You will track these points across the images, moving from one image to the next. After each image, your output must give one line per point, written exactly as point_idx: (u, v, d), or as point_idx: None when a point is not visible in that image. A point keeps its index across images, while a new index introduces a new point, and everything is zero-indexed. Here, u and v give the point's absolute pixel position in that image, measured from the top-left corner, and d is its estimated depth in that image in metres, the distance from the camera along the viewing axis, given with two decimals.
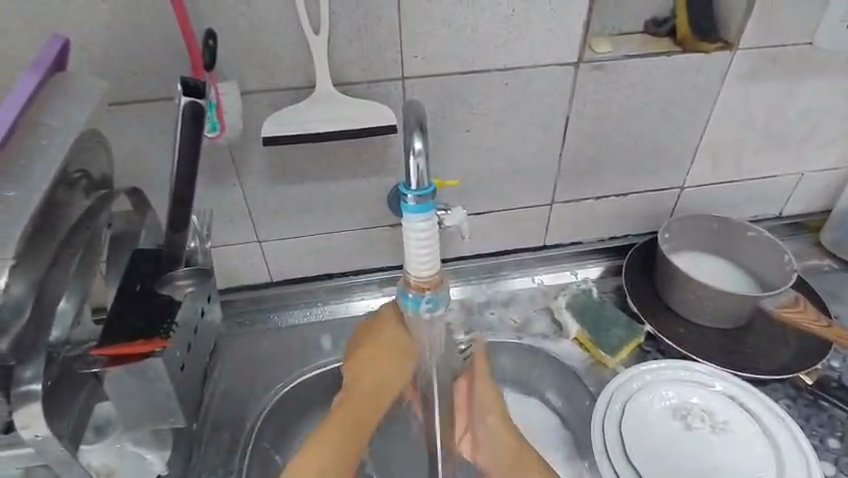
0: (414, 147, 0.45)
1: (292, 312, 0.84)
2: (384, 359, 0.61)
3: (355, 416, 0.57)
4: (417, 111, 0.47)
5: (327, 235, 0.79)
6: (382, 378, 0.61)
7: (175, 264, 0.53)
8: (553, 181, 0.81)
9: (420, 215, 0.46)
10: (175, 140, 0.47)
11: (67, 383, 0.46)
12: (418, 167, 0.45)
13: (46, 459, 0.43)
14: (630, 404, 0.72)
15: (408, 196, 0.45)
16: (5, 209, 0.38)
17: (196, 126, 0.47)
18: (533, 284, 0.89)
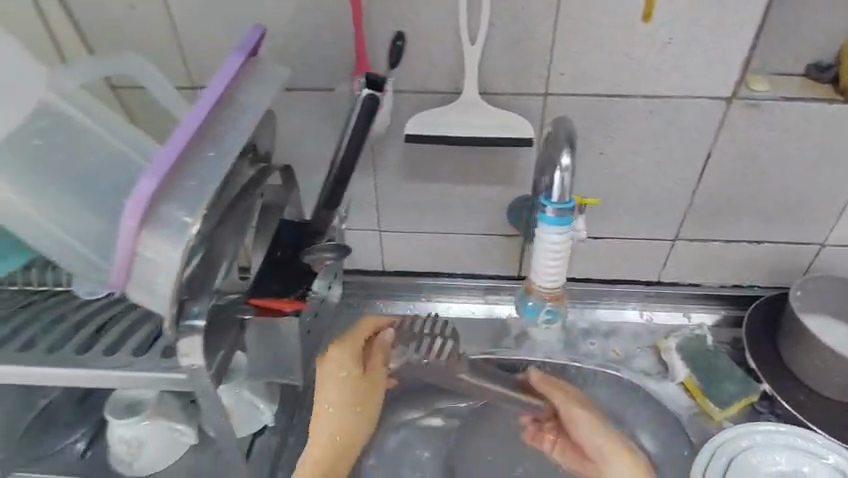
0: (562, 163, 0.49)
1: (398, 303, 0.87)
2: (347, 399, 0.73)
3: (339, 448, 0.72)
4: (567, 126, 0.50)
5: (442, 236, 0.82)
6: (346, 419, 0.73)
7: (316, 238, 0.61)
8: (680, 217, 0.78)
9: (557, 227, 0.55)
10: (349, 126, 0.56)
11: (216, 326, 0.50)
12: (561, 180, 0.50)
13: (194, 388, 0.48)
14: (735, 462, 0.67)
15: (549, 208, 0.51)
16: (201, 169, 0.43)
17: (369, 117, 0.55)
18: (639, 320, 0.86)
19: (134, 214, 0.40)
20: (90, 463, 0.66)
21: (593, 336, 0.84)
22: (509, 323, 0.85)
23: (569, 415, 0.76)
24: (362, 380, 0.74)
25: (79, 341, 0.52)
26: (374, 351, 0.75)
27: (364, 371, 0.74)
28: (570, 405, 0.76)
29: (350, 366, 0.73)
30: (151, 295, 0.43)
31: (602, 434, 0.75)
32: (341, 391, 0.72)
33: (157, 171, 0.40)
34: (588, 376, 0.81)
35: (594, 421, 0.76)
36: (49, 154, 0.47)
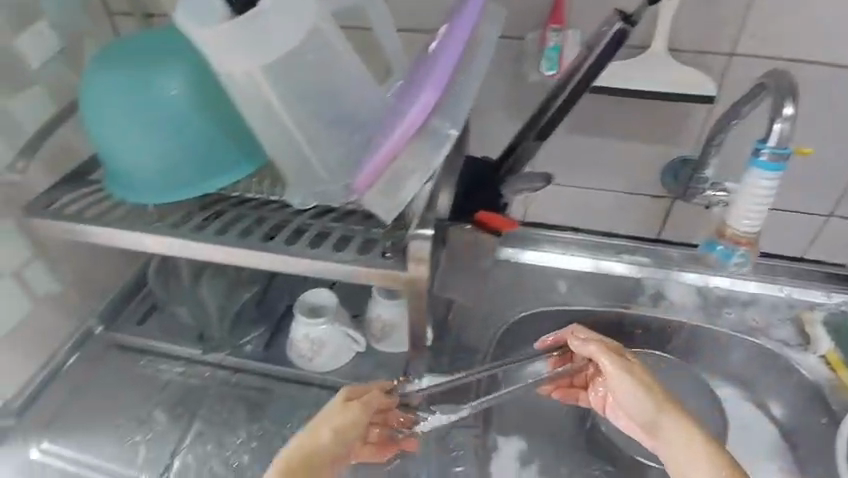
0: (785, 112, 0.53)
1: (535, 253, 0.87)
2: (327, 431, 0.53)
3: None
4: (789, 77, 0.54)
5: (590, 191, 0.85)
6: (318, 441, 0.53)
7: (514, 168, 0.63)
8: (838, 191, 0.78)
9: (768, 171, 0.54)
10: (593, 52, 0.55)
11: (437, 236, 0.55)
12: (782, 130, 0.53)
13: (410, 287, 0.54)
14: None
15: (763, 151, 0.54)
16: (458, 88, 0.48)
17: (617, 48, 0.54)
18: (778, 294, 0.83)
19: (414, 122, 0.45)
20: (272, 356, 0.74)
21: (729, 304, 0.83)
22: (644, 283, 0.85)
23: (613, 379, 0.62)
24: (353, 422, 0.55)
25: (307, 239, 0.59)
26: (374, 391, 0.58)
27: (363, 411, 0.56)
28: (615, 366, 0.63)
29: (339, 406, 0.55)
30: (394, 196, 0.49)
31: (654, 402, 0.60)
32: (331, 415, 0.54)
33: (440, 85, 0.45)
34: (726, 342, 0.82)
35: (649, 387, 0.61)
36: (307, 72, 0.54)
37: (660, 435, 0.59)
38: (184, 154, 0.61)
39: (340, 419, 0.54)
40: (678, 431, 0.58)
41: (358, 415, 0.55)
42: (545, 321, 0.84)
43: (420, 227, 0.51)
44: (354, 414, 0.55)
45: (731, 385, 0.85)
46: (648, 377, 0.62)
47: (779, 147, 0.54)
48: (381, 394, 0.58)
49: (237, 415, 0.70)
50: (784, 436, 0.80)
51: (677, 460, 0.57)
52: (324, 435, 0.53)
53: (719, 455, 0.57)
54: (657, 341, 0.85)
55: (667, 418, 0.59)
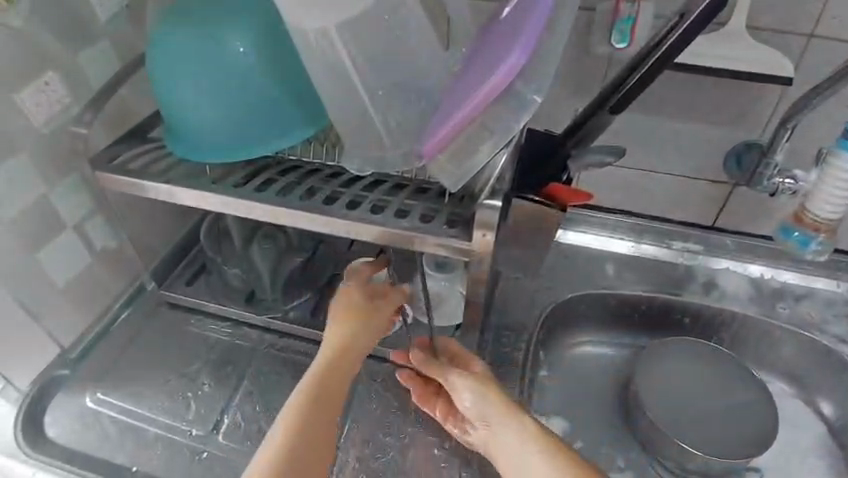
0: None
1: (582, 235, 0.87)
2: (349, 331, 0.59)
3: (330, 380, 0.56)
4: None
5: (645, 174, 0.82)
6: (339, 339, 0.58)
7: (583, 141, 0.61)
8: None
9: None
10: (685, 20, 0.52)
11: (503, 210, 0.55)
12: None
13: (471, 259, 0.54)
14: None
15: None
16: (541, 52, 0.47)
17: (712, 17, 0.52)
18: (835, 290, 0.81)
19: (499, 85, 0.44)
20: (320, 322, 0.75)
21: (784, 298, 0.81)
22: (697, 271, 0.84)
23: (454, 388, 0.58)
24: (369, 317, 0.61)
25: (368, 206, 0.59)
26: (387, 293, 0.63)
27: (377, 310, 0.61)
28: (455, 374, 0.58)
29: (352, 308, 0.60)
30: (466, 162, 0.48)
31: (495, 413, 0.54)
32: (349, 317, 0.60)
33: (528, 46, 0.44)
34: (778, 336, 0.80)
35: (490, 393, 0.56)
36: (381, 36, 0.54)
37: (501, 445, 0.54)
38: (250, 115, 0.61)
39: (358, 318, 0.60)
40: (519, 436, 0.53)
41: (373, 314, 0.61)
42: (591, 304, 0.83)
43: (490, 197, 0.50)
44: (369, 313, 0.61)
45: (779, 381, 0.82)
46: (494, 383, 0.57)
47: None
48: (393, 295, 0.63)
49: (285, 378, 0.71)
50: (831, 434, 0.76)
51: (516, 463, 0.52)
52: (344, 334, 0.59)
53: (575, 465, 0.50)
54: (707, 330, 0.83)
55: (505, 425, 0.54)
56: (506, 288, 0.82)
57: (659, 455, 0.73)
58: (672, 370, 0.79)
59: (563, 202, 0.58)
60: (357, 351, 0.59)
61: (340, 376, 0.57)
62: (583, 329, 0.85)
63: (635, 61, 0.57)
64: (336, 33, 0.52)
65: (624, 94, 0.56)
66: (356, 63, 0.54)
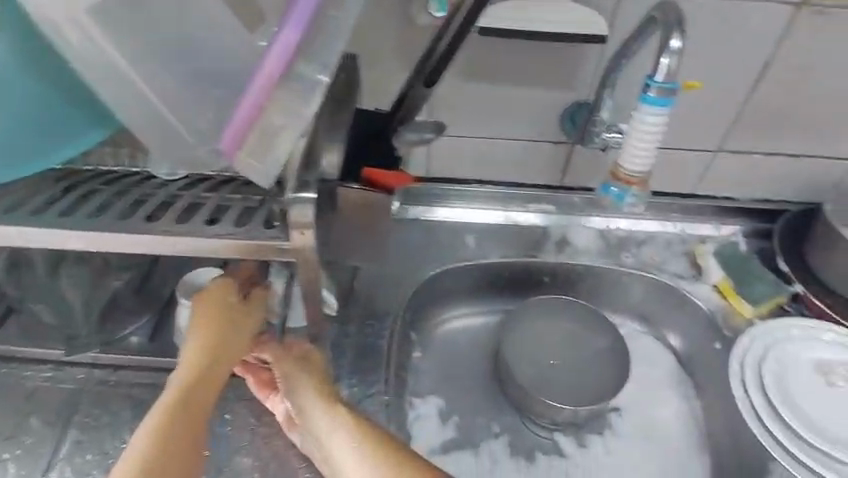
0: (671, 46, 0.50)
1: (439, 210, 0.86)
2: (212, 336, 0.54)
3: (195, 393, 0.51)
4: (679, 11, 0.51)
5: (492, 141, 0.82)
6: (201, 355, 0.53)
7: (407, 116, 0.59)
8: (728, 127, 0.79)
9: (657, 107, 0.52)
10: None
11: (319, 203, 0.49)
12: (668, 64, 0.51)
13: (297, 259, 0.49)
14: (776, 350, 0.67)
15: (652, 87, 0.52)
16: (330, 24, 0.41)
17: None
18: (673, 231, 0.87)
19: (280, 65, 0.40)
20: (163, 346, 0.68)
21: (627, 247, 0.86)
22: (550, 231, 0.86)
23: (287, 378, 0.57)
24: (233, 326, 0.56)
25: (174, 213, 0.51)
26: (256, 293, 0.59)
27: (246, 317, 0.57)
28: (293, 369, 0.57)
29: (217, 316, 0.55)
30: (260, 161, 0.42)
31: (315, 403, 0.55)
32: (212, 322, 0.55)
33: (302, 20, 0.39)
34: (626, 280, 0.84)
35: (316, 382, 0.56)
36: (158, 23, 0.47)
37: (324, 440, 0.53)
38: (24, 131, 0.52)
39: (223, 322, 0.55)
40: (333, 425, 0.53)
41: (240, 317, 0.56)
42: (455, 279, 0.84)
43: (299, 190, 0.45)
44: (236, 315, 0.56)
45: (635, 321, 0.86)
46: (323, 371, 0.57)
47: (667, 82, 0.52)
48: (262, 295, 0.59)
49: (122, 414, 0.64)
50: (681, 366, 0.81)
51: (335, 453, 0.52)
52: (207, 341, 0.54)
53: (383, 450, 0.51)
54: (564, 286, 0.86)
55: (321, 412, 0.54)
56: (368, 275, 0.79)
57: (530, 412, 0.75)
58: (536, 330, 0.81)
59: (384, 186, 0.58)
60: (224, 356, 0.54)
61: (206, 387, 0.52)
62: (453, 302, 0.85)
63: (441, 28, 0.55)
64: (93, 22, 0.45)
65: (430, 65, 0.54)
66: (128, 54, 0.47)
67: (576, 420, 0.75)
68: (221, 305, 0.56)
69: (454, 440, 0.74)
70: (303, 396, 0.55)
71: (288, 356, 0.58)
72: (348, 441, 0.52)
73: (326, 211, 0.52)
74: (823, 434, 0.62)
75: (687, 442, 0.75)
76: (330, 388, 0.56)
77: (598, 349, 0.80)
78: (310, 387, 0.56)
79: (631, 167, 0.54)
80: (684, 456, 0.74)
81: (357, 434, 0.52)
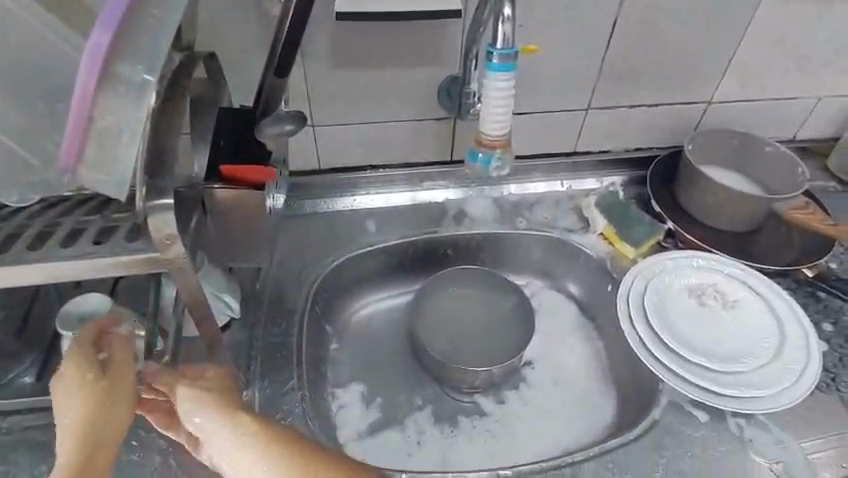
0: (504, 13, 0.54)
1: (337, 200, 0.88)
2: (87, 414, 0.47)
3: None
4: None
5: (375, 126, 0.82)
6: (80, 436, 0.46)
7: (272, 106, 0.60)
8: (592, 85, 0.84)
9: (500, 73, 0.56)
10: None
11: (184, 207, 0.51)
12: (505, 31, 0.55)
13: (169, 267, 0.48)
14: (654, 283, 0.73)
15: (493, 55, 0.55)
16: (152, 23, 0.40)
17: None
18: (561, 189, 0.93)
19: (91, 71, 0.38)
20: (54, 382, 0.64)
21: (521, 211, 0.90)
22: (447, 206, 0.89)
23: (183, 405, 0.51)
24: (104, 387, 0.49)
25: (27, 242, 0.48)
26: (120, 346, 0.52)
27: (114, 371, 0.50)
28: (187, 396, 0.51)
29: (82, 383, 0.48)
30: (108, 173, 0.41)
31: (217, 418, 0.51)
32: (83, 401, 0.47)
33: (109, 22, 0.38)
34: (524, 241, 0.88)
35: (215, 395, 0.52)
36: None
37: (239, 463, 0.50)
38: None
39: (97, 395, 0.48)
40: (239, 435, 0.50)
41: (113, 380, 0.49)
42: (360, 266, 0.85)
43: (159, 197, 0.44)
44: (107, 380, 0.49)
45: (538, 279, 0.91)
46: (225, 385, 0.54)
47: (505, 48, 0.55)
48: (127, 346, 0.52)
49: (20, 462, 0.59)
50: (582, 312, 0.87)
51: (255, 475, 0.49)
52: (85, 423, 0.47)
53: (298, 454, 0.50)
54: (468, 256, 0.89)
55: (230, 435, 0.50)
56: (270, 275, 0.79)
57: (450, 382, 0.77)
58: (445, 302, 0.84)
59: (253, 180, 0.57)
60: (113, 431, 0.48)
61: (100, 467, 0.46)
62: (362, 288, 0.86)
63: (284, 14, 0.56)
64: None
65: (282, 56, 0.56)
66: None
67: (492, 380, 0.78)
68: (84, 369, 0.49)
69: (379, 421, 0.75)
70: (209, 424, 0.51)
71: (183, 385, 0.52)
72: (267, 460, 0.49)
73: (193, 218, 0.52)
74: (699, 350, 0.68)
75: (594, 381, 0.81)
76: (233, 401, 0.52)
77: (505, 311, 0.84)
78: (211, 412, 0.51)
79: (491, 130, 0.59)
80: (593, 393, 0.79)
81: (277, 450, 0.50)
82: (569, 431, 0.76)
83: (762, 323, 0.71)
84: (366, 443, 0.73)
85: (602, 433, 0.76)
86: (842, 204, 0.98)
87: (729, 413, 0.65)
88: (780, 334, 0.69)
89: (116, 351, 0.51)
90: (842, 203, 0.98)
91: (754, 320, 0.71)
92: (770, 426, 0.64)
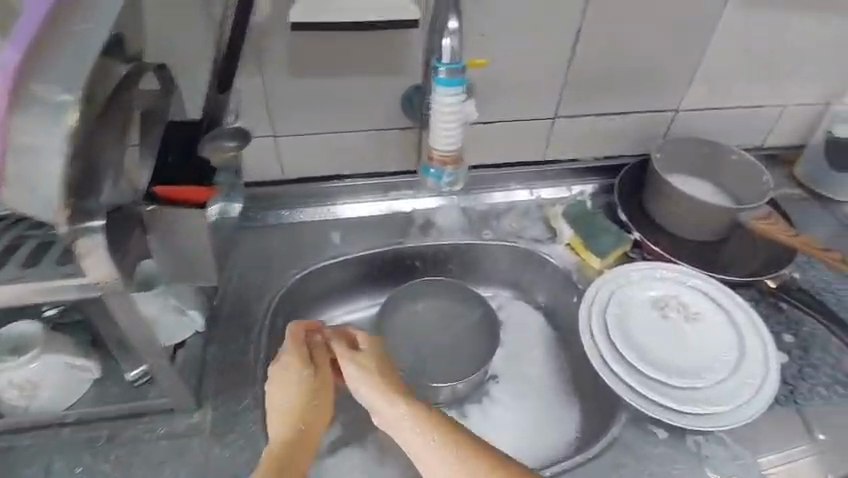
0: (449, 28, 0.55)
1: (301, 211, 0.86)
2: (301, 401, 0.58)
3: (298, 443, 0.56)
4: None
5: (338, 136, 0.81)
6: (298, 412, 0.57)
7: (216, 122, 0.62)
8: (559, 94, 0.84)
9: (447, 88, 0.57)
10: None
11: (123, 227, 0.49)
12: (451, 45, 0.55)
13: (102, 291, 0.46)
14: (617, 295, 0.73)
15: (440, 69, 0.57)
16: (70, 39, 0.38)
17: None
18: (530, 199, 0.92)
19: None
20: None
21: (489, 221, 0.89)
22: (414, 216, 0.88)
23: (353, 375, 0.60)
24: (313, 377, 0.60)
25: None
26: (319, 345, 0.62)
27: (321, 369, 0.61)
28: (356, 367, 0.60)
29: (296, 377, 0.59)
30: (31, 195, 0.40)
31: (381, 392, 0.58)
32: (295, 389, 0.59)
33: None
34: (492, 251, 0.87)
35: (378, 370, 0.60)
36: None
37: (404, 437, 0.55)
38: None
39: (308, 388, 0.59)
40: (397, 409, 0.57)
41: (318, 375, 0.60)
42: (324, 278, 0.83)
43: (87, 220, 0.42)
44: (309, 377, 0.59)
45: (506, 290, 0.90)
46: (381, 364, 0.61)
47: (452, 63, 0.56)
48: (323, 343, 0.63)
49: None
50: (549, 323, 0.86)
51: (415, 447, 0.55)
52: (298, 406, 0.58)
53: (449, 434, 0.54)
54: (435, 267, 0.88)
55: (397, 411, 0.56)
56: (231, 289, 0.77)
57: None
58: (411, 314, 0.83)
59: (196, 201, 0.54)
60: (318, 419, 0.58)
61: (307, 437, 0.57)
62: (327, 301, 0.85)
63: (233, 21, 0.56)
64: None
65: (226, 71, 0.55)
66: None
67: (456, 396, 0.77)
68: (297, 366, 0.59)
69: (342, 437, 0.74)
70: (382, 399, 0.58)
71: (363, 359, 0.61)
72: (431, 438, 0.54)
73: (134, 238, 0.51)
74: (660, 365, 0.67)
75: (560, 395, 0.80)
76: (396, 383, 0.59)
77: (472, 323, 0.83)
78: (390, 390, 0.58)
79: (442, 147, 0.61)
80: (558, 407, 0.79)
81: (435, 428, 0.55)
82: (532, 445, 0.75)
83: (723, 336, 0.70)
84: (326, 462, 0.70)
85: (565, 448, 0.75)
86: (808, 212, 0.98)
87: (687, 430, 0.64)
88: (740, 348, 0.69)
89: (319, 344, 0.62)
90: (809, 211, 0.98)
91: (717, 333, 0.71)
92: (727, 441, 0.64)
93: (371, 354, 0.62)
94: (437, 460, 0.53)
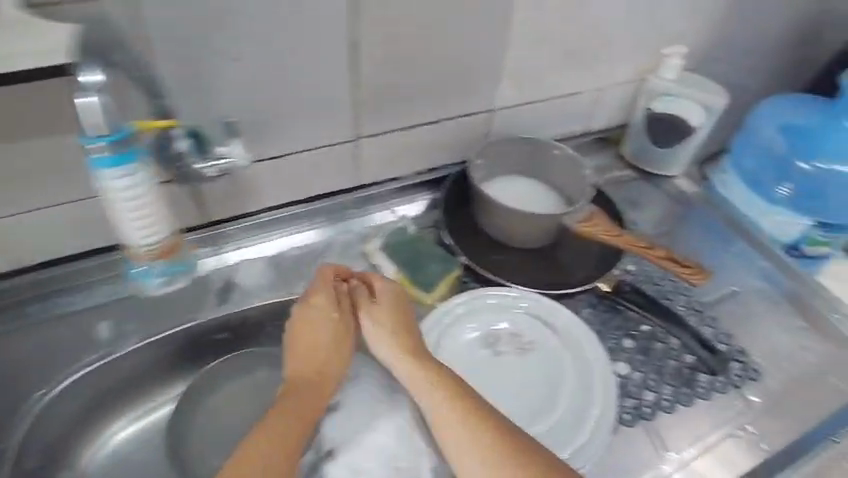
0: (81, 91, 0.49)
1: (56, 300, 0.68)
2: (320, 341, 0.65)
3: (315, 378, 0.62)
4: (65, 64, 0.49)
5: (76, 205, 0.64)
6: (317, 357, 0.63)
7: None
8: (352, 113, 0.72)
9: (111, 168, 0.55)
10: None
11: None
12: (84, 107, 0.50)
13: None
14: (442, 341, 0.65)
15: (97, 148, 0.53)
16: None
17: None
18: (350, 232, 0.81)
19: None
20: None
21: (303, 268, 0.77)
22: (209, 280, 0.74)
23: (372, 327, 0.65)
24: (342, 323, 0.66)
25: None
26: (345, 292, 0.68)
27: (341, 319, 0.66)
28: (373, 315, 0.65)
29: (325, 322, 0.65)
30: None
31: (397, 347, 0.62)
32: (322, 332, 0.65)
33: None
34: None
35: (393, 319, 0.65)
36: None
37: (415, 384, 0.59)
38: None
39: (335, 331, 0.65)
40: (414, 368, 0.60)
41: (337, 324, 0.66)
42: (97, 382, 0.67)
43: None
44: (337, 327, 0.66)
45: None
46: (408, 315, 0.66)
47: (104, 141, 0.53)
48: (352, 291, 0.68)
49: None
50: None
51: (422, 395, 0.58)
52: (324, 348, 0.64)
53: (441, 378, 0.58)
54: (246, 335, 0.74)
55: (413, 367, 0.60)
56: None
57: None
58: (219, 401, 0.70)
59: None
60: (335, 360, 0.64)
61: (323, 377, 0.63)
62: (110, 405, 0.68)
63: None
64: None
65: None
66: None
67: None
68: (328, 313, 0.66)
69: None
70: (396, 352, 0.62)
71: (396, 312, 0.65)
72: (441, 394, 0.57)
73: None
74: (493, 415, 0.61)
75: None
76: (413, 339, 0.62)
77: None
78: (410, 347, 0.62)
79: (143, 244, 0.62)
80: None
81: (447, 385, 0.58)
82: None
83: (558, 363, 0.65)
84: None
85: None
86: (640, 192, 0.96)
87: None
88: (578, 375, 0.64)
89: (358, 294, 0.68)
90: (640, 190, 0.96)
91: (553, 361, 0.65)
92: None
93: (401, 302, 0.67)
94: (431, 401, 0.57)
